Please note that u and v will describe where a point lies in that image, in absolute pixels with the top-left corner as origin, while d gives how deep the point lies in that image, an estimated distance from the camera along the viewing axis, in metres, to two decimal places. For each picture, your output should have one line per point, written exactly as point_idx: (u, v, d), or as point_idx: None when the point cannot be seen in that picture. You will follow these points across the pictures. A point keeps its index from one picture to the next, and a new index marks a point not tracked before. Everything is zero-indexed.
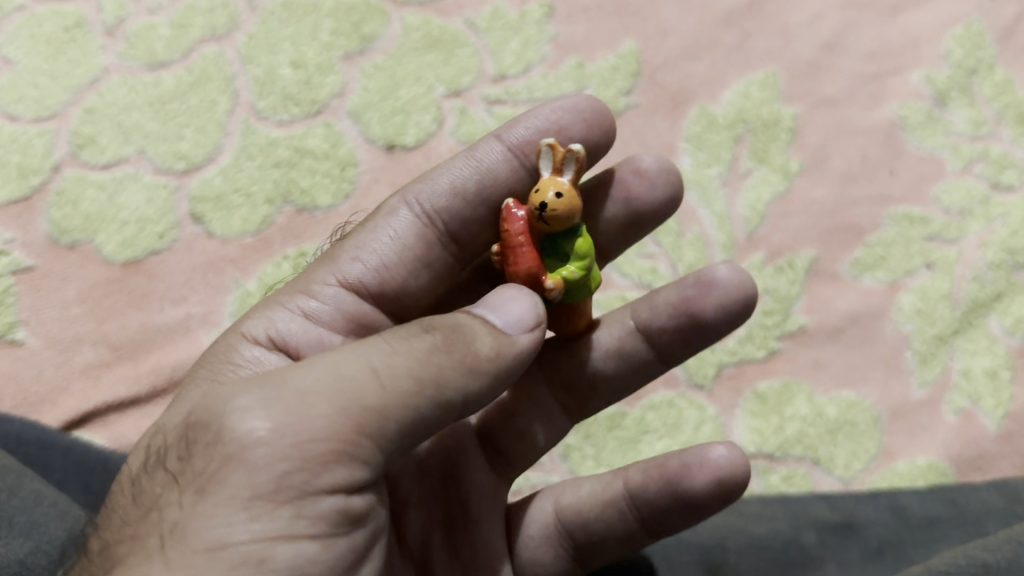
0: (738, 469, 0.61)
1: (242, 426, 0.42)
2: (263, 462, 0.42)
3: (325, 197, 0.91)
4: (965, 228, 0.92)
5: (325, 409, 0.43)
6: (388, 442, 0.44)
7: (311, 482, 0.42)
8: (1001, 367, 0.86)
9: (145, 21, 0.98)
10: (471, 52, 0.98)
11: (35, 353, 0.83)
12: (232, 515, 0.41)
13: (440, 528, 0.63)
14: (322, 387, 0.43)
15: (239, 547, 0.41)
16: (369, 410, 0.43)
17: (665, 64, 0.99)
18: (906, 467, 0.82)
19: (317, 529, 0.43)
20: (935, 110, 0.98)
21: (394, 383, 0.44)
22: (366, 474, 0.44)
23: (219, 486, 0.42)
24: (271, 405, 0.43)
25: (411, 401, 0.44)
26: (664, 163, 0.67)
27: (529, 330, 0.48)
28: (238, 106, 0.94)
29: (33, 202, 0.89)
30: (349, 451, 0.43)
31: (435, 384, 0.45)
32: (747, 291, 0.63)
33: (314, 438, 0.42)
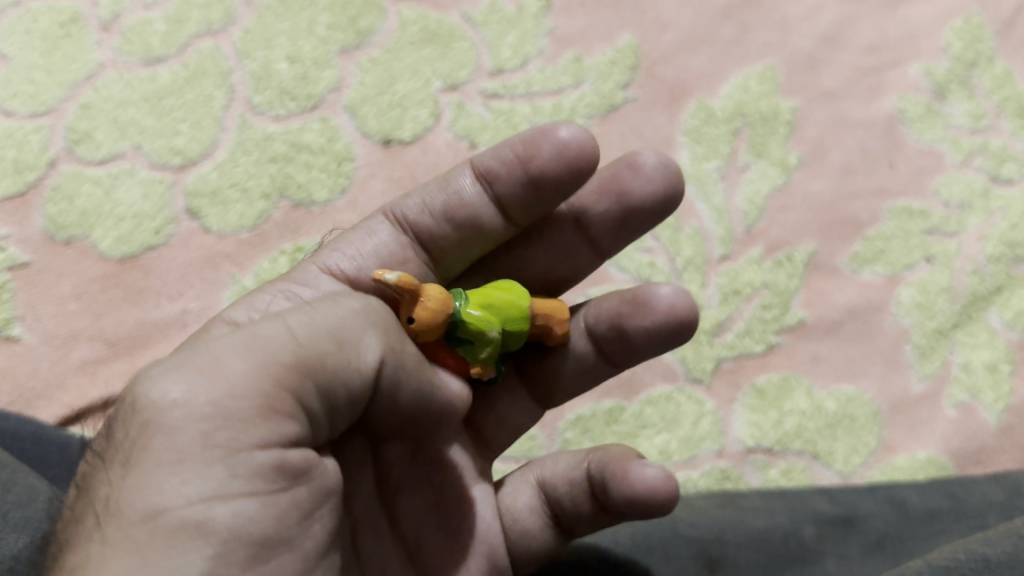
0: (663, 493, 0.57)
1: (156, 394, 0.42)
2: (182, 424, 0.41)
3: (322, 192, 0.91)
4: (964, 221, 0.91)
5: (240, 367, 0.42)
6: (311, 396, 0.44)
7: (238, 439, 0.41)
8: (1001, 361, 0.85)
9: (140, 16, 0.97)
10: (468, 46, 0.97)
11: (31, 349, 0.83)
12: (161, 481, 0.40)
13: (433, 509, 0.61)
14: (236, 349, 0.43)
15: (176, 512, 0.40)
16: (287, 365, 0.43)
17: (663, 58, 0.99)
18: (905, 461, 0.81)
19: (254, 486, 0.41)
20: (934, 103, 0.97)
21: (310, 340, 0.44)
22: (296, 427, 0.44)
23: (144, 458, 0.41)
24: (184, 370, 0.42)
25: (328, 354, 0.45)
26: (662, 166, 0.64)
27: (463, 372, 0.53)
28: (234, 101, 0.94)
29: (29, 197, 0.89)
30: (273, 405, 0.42)
31: (354, 346, 0.46)
32: (683, 316, 0.63)
33: (233, 395, 0.41)
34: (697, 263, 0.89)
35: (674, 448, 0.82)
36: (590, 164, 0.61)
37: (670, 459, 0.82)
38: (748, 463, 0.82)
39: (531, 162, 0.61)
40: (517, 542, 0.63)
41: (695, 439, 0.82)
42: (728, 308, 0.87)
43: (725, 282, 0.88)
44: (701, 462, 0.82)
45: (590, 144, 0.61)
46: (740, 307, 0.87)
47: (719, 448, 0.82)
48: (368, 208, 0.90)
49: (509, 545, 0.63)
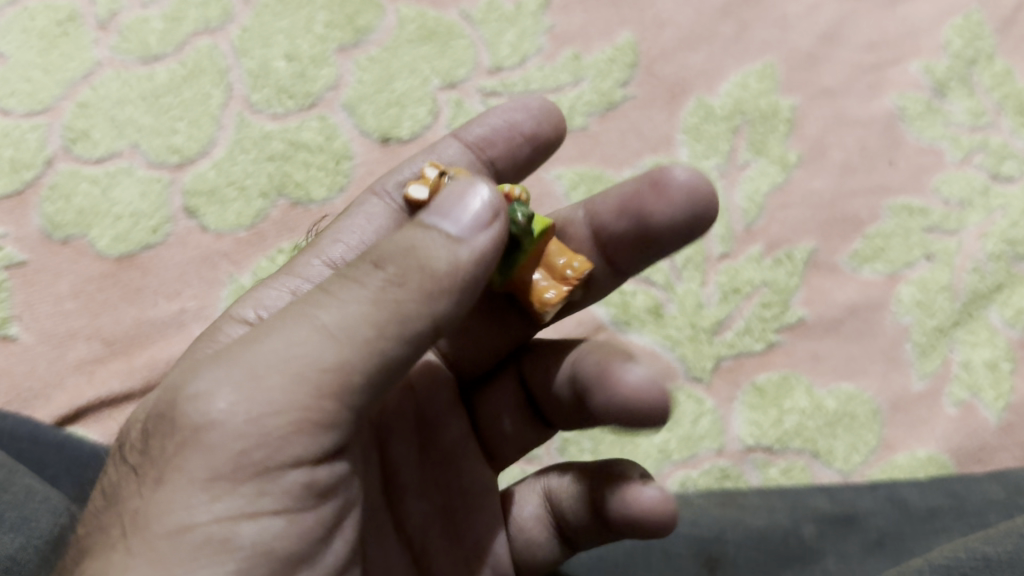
0: (664, 516, 0.55)
1: (197, 409, 0.40)
2: (220, 442, 0.40)
3: (320, 190, 0.90)
4: (964, 219, 0.91)
5: (280, 378, 0.40)
6: (353, 399, 0.42)
7: (272, 457, 0.40)
8: (1002, 359, 0.85)
9: (137, 15, 0.97)
10: (466, 44, 0.97)
11: (28, 348, 0.82)
12: (194, 498, 0.40)
13: (437, 513, 0.60)
14: (273, 357, 0.41)
15: (203, 528, 0.40)
16: (325, 371, 0.40)
17: (662, 55, 0.99)
18: (906, 460, 0.81)
19: (282, 503, 0.41)
20: (934, 100, 0.97)
21: (349, 334, 0.41)
22: (333, 438, 0.42)
23: (179, 472, 0.40)
24: (224, 382, 0.41)
25: (374, 347, 0.41)
26: (694, 174, 0.57)
27: (486, 228, 0.43)
28: (232, 100, 0.94)
29: (26, 197, 0.89)
30: (310, 418, 0.41)
31: (397, 326, 0.41)
32: (650, 402, 0.52)
33: (271, 412, 0.40)
34: (696, 261, 0.88)
35: (673, 446, 0.82)
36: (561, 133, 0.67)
37: (670, 458, 0.81)
38: (748, 462, 0.82)
39: (519, 128, 0.65)
40: (521, 552, 0.62)
41: (694, 438, 0.82)
42: (728, 306, 0.87)
43: (724, 281, 0.88)
44: (701, 461, 0.81)
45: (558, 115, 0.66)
46: (740, 305, 0.87)
47: (718, 447, 0.82)
48: None
49: (513, 555, 0.62)
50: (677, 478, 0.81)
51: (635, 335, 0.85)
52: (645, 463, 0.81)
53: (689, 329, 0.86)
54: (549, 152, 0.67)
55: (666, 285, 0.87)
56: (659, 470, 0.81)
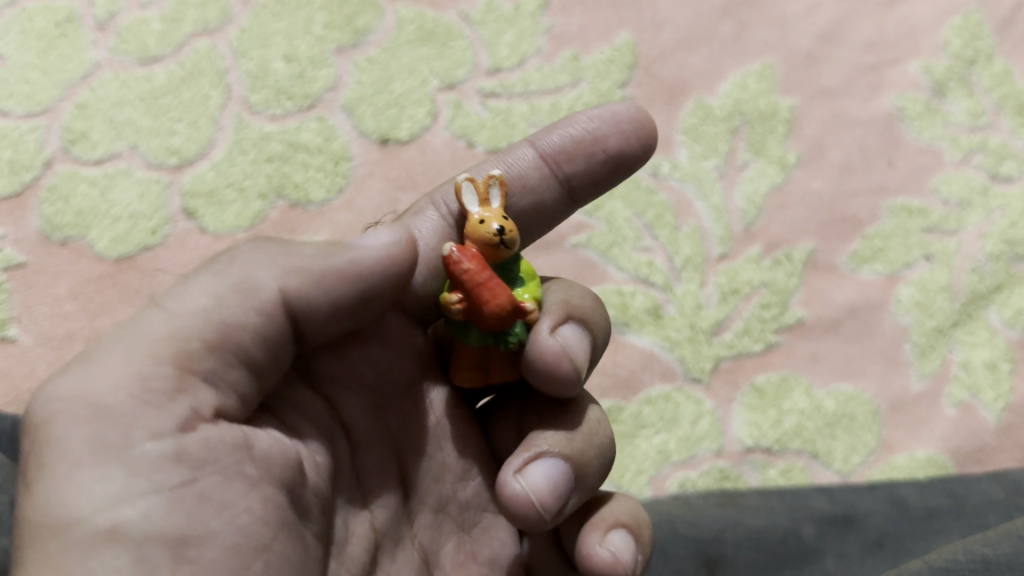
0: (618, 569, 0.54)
1: (41, 409, 0.43)
2: (70, 427, 0.42)
3: (319, 191, 0.90)
4: (964, 219, 0.91)
5: (116, 360, 0.44)
6: (195, 363, 0.45)
7: (127, 435, 0.43)
8: (1001, 360, 0.85)
9: (136, 16, 0.97)
10: (466, 45, 0.97)
11: (27, 350, 0.82)
12: (64, 490, 0.41)
13: (452, 530, 0.58)
14: (118, 346, 0.45)
15: (87, 518, 0.41)
16: (163, 342, 0.45)
17: (661, 56, 0.99)
18: (905, 460, 0.81)
19: (155, 479, 0.42)
20: (934, 100, 0.97)
21: (184, 306, 0.46)
22: (189, 404, 0.44)
23: (42, 472, 0.42)
24: (70, 377, 0.44)
25: (211, 313, 0.46)
26: (559, 354, 0.51)
27: (382, 244, 0.51)
28: (231, 100, 0.94)
29: (25, 198, 0.89)
30: (159, 387, 0.44)
31: (236, 293, 0.47)
32: (527, 510, 0.50)
33: (113, 390, 0.43)
34: (695, 262, 0.88)
35: (672, 447, 0.82)
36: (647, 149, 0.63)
37: (669, 459, 0.81)
38: (747, 463, 0.82)
39: (604, 142, 0.61)
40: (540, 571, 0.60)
41: (693, 439, 0.82)
42: (727, 307, 0.87)
43: (723, 282, 0.88)
44: (700, 462, 0.81)
45: (647, 126, 0.63)
46: (739, 306, 0.87)
47: (717, 448, 0.82)
48: (365, 206, 0.90)
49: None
50: (676, 479, 0.81)
51: (634, 336, 0.85)
52: (644, 464, 0.81)
53: (688, 330, 0.86)
54: (630, 170, 0.63)
55: (666, 286, 0.87)
56: (659, 471, 0.81)
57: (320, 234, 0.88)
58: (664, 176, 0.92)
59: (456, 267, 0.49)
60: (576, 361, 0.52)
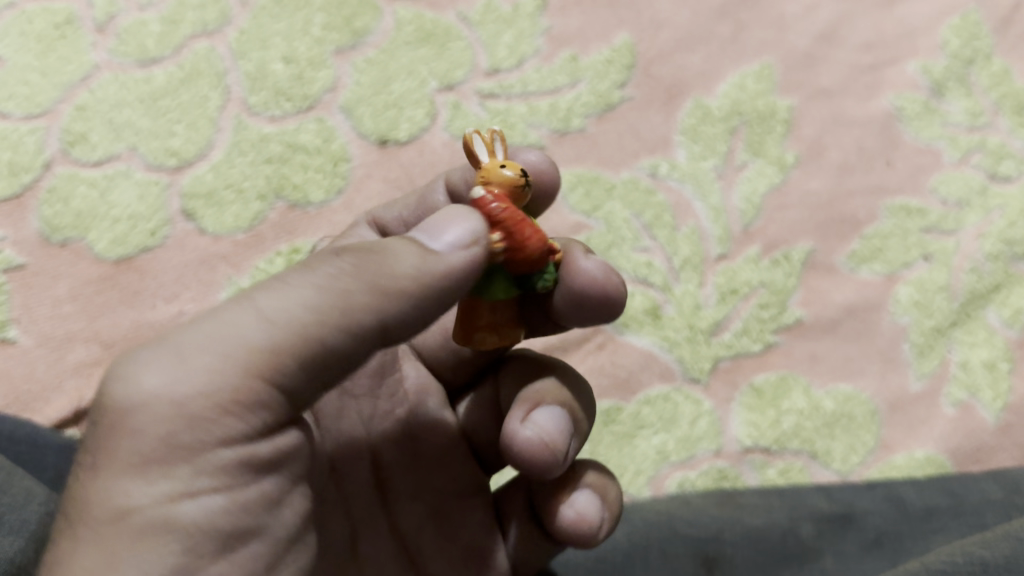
0: (590, 522, 0.57)
1: (121, 390, 0.40)
2: (145, 425, 0.40)
3: (318, 192, 0.90)
4: (963, 219, 0.91)
5: (209, 360, 0.41)
6: (282, 377, 0.43)
7: (203, 440, 0.41)
8: (1000, 359, 0.85)
9: (135, 17, 0.97)
10: (464, 46, 0.97)
11: (27, 351, 0.82)
12: (125, 483, 0.39)
13: (427, 519, 0.61)
14: (205, 339, 0.41)
15: (142, 512, 0.39)
16: (257, 351, 0.42)
17: (660, 56, 0.99)
18: (904, 460, 0.81)
19: (219, 480, 0.42)
20: (932, 100, 0.97)
21: (286, 317, 0.42)
22: (266, 418, 0.43)
23: (109, 458, 0.40)
24: (152, 364, 0.41)
25: (314, 327, 0.42)
26: (605, 272, 0.56)
27: (462, 248, 0.46)
28: (230, 102, 0.94)
29: (24, 200, 0.89)
30: (242, 401, 0.41)
31: (340, 311, 0.43)
32: (546, 458, 0.53)
33: (199, 394, 0.40)
34: (694, 263, 0.88)
35: (671, 447, 0.82)
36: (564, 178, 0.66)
37: (668, 459, 0.81)
38: (746, 463, 0.82)
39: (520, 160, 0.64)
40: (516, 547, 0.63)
41: (692, 439, 0.82)
42: (726, 308, 0.87)
43: (722, 282, 0.88)
44: (699, 463, 0.81)
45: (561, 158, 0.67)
46: (738, 306, 0.87)
47: (716, 448, 0.82)
48: (364, 207, 0.90)
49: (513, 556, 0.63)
50: (675, 480, 0.81)
51: (634, 336, 0.85)
52: (643, 464, 0.81)
53: (687, 330, 0.86)
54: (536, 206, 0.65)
55: (664, 286, 0.87)
56: (657, 471, 0.81)
57: (319, 234, 0.88)
58: (663, 176, 0.93)
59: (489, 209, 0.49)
60: (607, 270, 0.57)
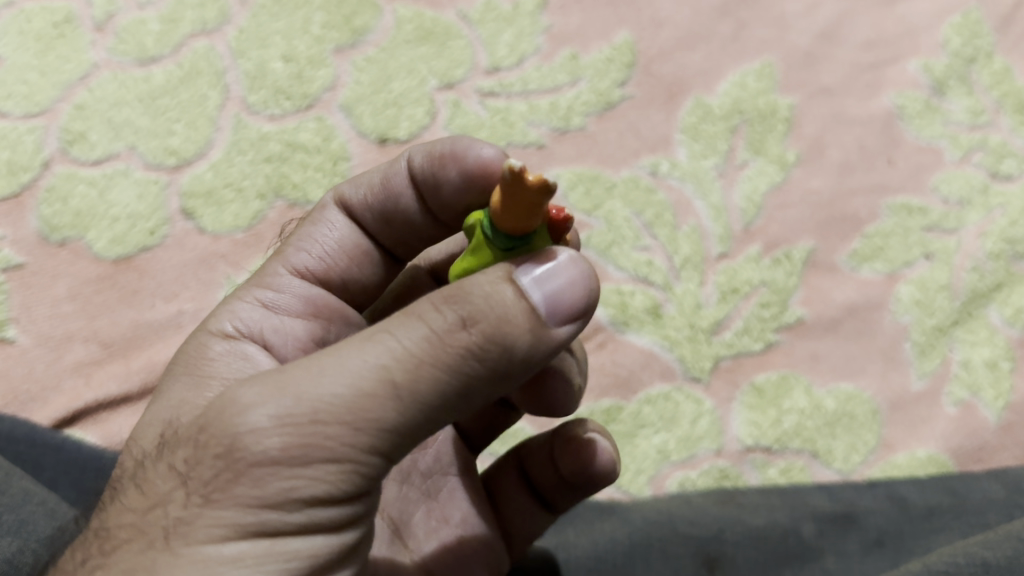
0: (610, 460, 0.63)
1: (247, 433, 0.39)
2: (268, 481, 0.39)
3: (317, 191, 0.90)
4: (964, 217, 0.91)
5: (336, 430, 0.39)
6: (397, 448, 0.41)
7: (314, 503, 0.40)
8: (1001, 358, 0.85)
9: (134, 16, 0.97)
10: (464, 45, 0.97)
11: (26, 351, 0.82)
12: (236, 527, 0.39)
13: (423, 498, 0.65)
14: (333, 401, 0.39)
15: (242, 555, 0.39)
16: (385, 424, 0.40)
17: (660, 55, 0.99)
18: (905, 459, 0.81)
19: (318, 535, 0.41)
20: (933, 99, 0.97)
21: (415, 391, 0.40)
22: (373, 484, 0.42)
23: (225, 495, 0.39)
24: (284, 422, 0.39)
25: (440, 401, 0.40)
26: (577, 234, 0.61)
27: (572, 321, 0.43)
28: (229, 101, 0.94)
29: (22, 199, 0.88)
30: (362, 466, 0.40)
31: (462, 387, 0.41)
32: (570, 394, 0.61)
33: (322, 461, 0.39)
34: (695, 262, 0.88)
35: (672, 447, 0.82)
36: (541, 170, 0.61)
37: (669, 458, 0.81)
38: (747, 462, 0.81)
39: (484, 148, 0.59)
40: (511, 517, 0.67)
41: (693, 438, 0.82)
42: (726, 306, 0.86)
43: (723, 281, 0.88)
44: (700, 462, 0.81)
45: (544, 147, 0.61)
46: (739, 305, 0.87)
47: (717, 448, 0.82)
48: None
49: (509, 529, 0.67)
50: (676, 479, 0.80)
51: (634, 335, 0.85)
52: (644, 463, 0.81)
53: (688, 329, 0.85)
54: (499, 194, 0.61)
55: (665, 285, 0.87)
56: (658, 470, 0.81)
57: None
58: (663, 175, 0.92)
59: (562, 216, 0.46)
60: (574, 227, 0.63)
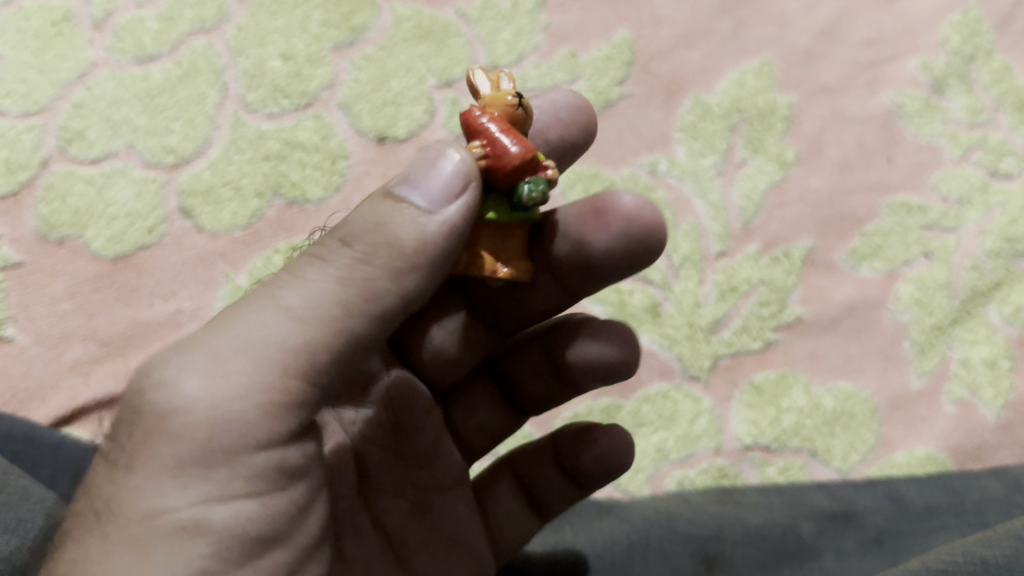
0: (625, 448, 0.65)
1: (162, 393, 0.42)
2: (187, 430, 0.42)
3: (316, 189, 0.90)
4: (963, 216, 0.91)
5: (243, 365, 0.43)
6: (316, 377, 0.45)
7: (239, 440, 0.43)
8: (1001, 357, 0.85)
9: (133, 14, 0.97)
10: (462, 43, 0.97)
11: (24, 349, 0.82)
12: (164, 486, 0.42)
13: (415, 509, 0.62)
14: (241, 342, 0.43)
15: (178, 513, 0.42)
16: (290, 352, 0.43)
17: (659, 53, 0.98)
18: (904, 458, 0.81)
19: (251, 486, 0.44)
20: (933, 97, 0.97)
21: (316, 316, 0.44)
22: (298, 420, 0.45)
23: (150, 459, 0.42)
24: (195, 370, 0.43)
25: (345, 325, 0.44)
26: (644, 207, 0.55)
27: (456, 196, 0.45)
28: (227, 99, 0.93)
29: (21, 197, 0.88)
30: (279, 404, 0.44)
31: (361, 303, 0.44)
32: (614, 368, 0.61)
33: (235, 399, 0.42)
34: (694, 260, 0.88)
35: (671, 446, 0.81)
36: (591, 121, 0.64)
37: (668, 457, 0.81)
38: (746, 461, 0.81)
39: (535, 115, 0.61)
40: (499, 525, 0.67)
41: (692, 436, 0.82)
42: (725, 305, 0.86)
43: (722, 279, 0.87)
44: (699, 460, 0.81)
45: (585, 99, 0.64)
46: (738, 304, 0.86)
47: (716, 447, 0.82)
48: None
49: (496, 541, 0.66)
50: (674, 478, 0.80)
51: None
52: (642, 462, 0.81)
53: (687, 327, 0.85)
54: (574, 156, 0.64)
55: (664, 284, 0.87)
56: (656, 469, 0.81)
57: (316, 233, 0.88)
58: (662, 174, 0.92)
59: (477, 122, 0.48)
60: (649, 204, 0.55)
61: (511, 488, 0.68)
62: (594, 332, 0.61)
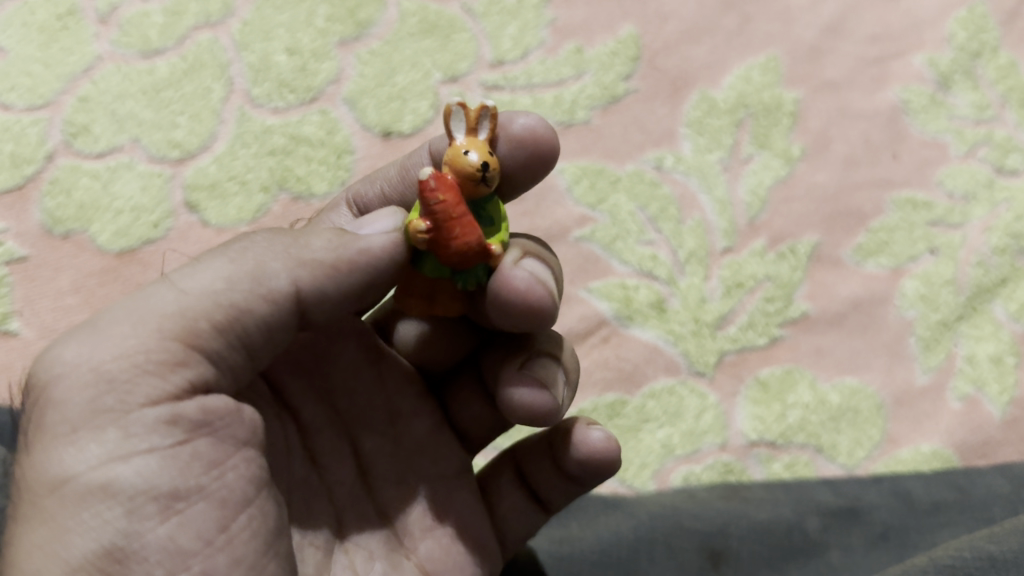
0: (611, 453, 0.61)
1: (45, 370, 0.44)
2: (70, 394, 0.43)
3: (321, 184, 0.90)
4: (969, 212, 0.91)
5: (121, 331, 0.44)
6: (201, 339, 0.45)
7: (125, 400, 0.43)
8: (1006, 353, 0.85)
9: (138, 9, 0.97)
10: (468, 38, 0.97)
11: (29, 343, 0.82)
12: (62, 452, 0.42)
13: (421, 499, 0.60)
14: (122, 317, 0.45)
15: (82, 477, 0.42)
16: (168, 315, 0.45)
17: (665, 48, 0.98)
18: (910, 454, 0.81)
19: (150, 443, 0.43)
20: (938, 93, 0.97)
21: (196, 287, 0.46)
22: (188, 376, 0.45)
23: (43, 433, 0.43)
24: (79, 340, 0.44)
25: (231, 296, 0.47)
26: (532, 283, 0.52)
27: (385, 232, 0.52)
28: (233, 93, 0.93)
29: (27, 191, 0.88)
30: (160, 360, 0.44)
31: (250, 280, 0.47)
32: (538, 416, 0.56)
33: (116, 359, 0.43)
34: (699, 256, 0.88)
35: (676, 441, 0.81)
36: (549, 150, 0.59)
37: (673, 452, 0.81)
38: (751, 457, 0.81)
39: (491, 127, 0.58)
40: (505, 517, 0.64)
41: (697, 432, 0.82)
42: (731, 301, 0.86)
43: (727, 275, 0.87)
44: (704, 456, 0.81)
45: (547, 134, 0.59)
46: (743, 300, 0.86)
47: (722, 442, 0.81)
48: None
49: (506, 532, 0.64)
50: (680, 474, 0.80)
51: (638, 330, 0.85)
52: (648, 458, 0.81)
53: (693, 323, 0.85)
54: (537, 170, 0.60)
55: (669, 280, 0.87)
56: (662, 465, 0.81)
57: None
58: (668, 169, 0.92)
59: (429, 197, 0.48)
60: (540, 280, 0.52)
61: (516, 482, 0.65)
62: (512, 381, 0.56)
